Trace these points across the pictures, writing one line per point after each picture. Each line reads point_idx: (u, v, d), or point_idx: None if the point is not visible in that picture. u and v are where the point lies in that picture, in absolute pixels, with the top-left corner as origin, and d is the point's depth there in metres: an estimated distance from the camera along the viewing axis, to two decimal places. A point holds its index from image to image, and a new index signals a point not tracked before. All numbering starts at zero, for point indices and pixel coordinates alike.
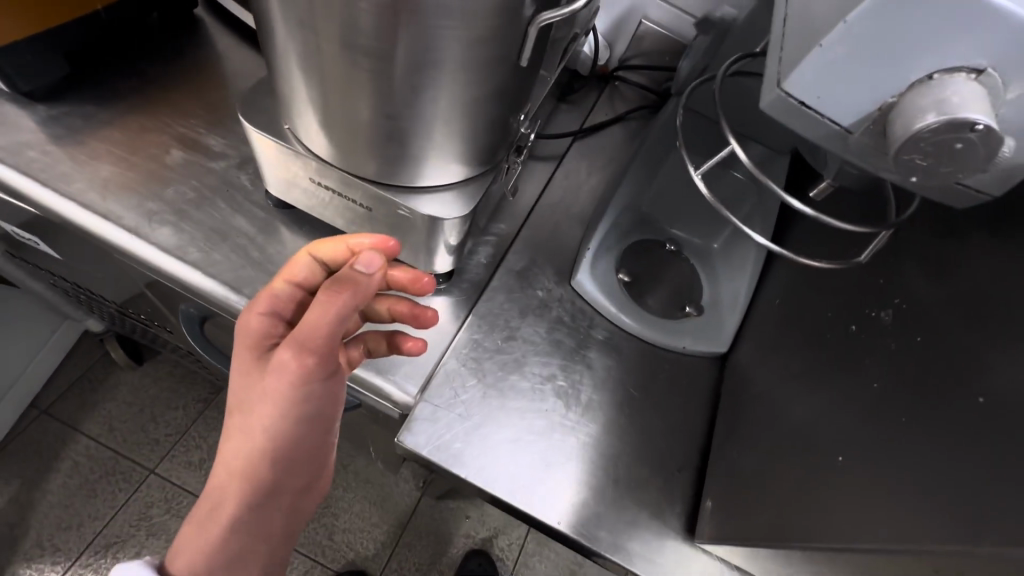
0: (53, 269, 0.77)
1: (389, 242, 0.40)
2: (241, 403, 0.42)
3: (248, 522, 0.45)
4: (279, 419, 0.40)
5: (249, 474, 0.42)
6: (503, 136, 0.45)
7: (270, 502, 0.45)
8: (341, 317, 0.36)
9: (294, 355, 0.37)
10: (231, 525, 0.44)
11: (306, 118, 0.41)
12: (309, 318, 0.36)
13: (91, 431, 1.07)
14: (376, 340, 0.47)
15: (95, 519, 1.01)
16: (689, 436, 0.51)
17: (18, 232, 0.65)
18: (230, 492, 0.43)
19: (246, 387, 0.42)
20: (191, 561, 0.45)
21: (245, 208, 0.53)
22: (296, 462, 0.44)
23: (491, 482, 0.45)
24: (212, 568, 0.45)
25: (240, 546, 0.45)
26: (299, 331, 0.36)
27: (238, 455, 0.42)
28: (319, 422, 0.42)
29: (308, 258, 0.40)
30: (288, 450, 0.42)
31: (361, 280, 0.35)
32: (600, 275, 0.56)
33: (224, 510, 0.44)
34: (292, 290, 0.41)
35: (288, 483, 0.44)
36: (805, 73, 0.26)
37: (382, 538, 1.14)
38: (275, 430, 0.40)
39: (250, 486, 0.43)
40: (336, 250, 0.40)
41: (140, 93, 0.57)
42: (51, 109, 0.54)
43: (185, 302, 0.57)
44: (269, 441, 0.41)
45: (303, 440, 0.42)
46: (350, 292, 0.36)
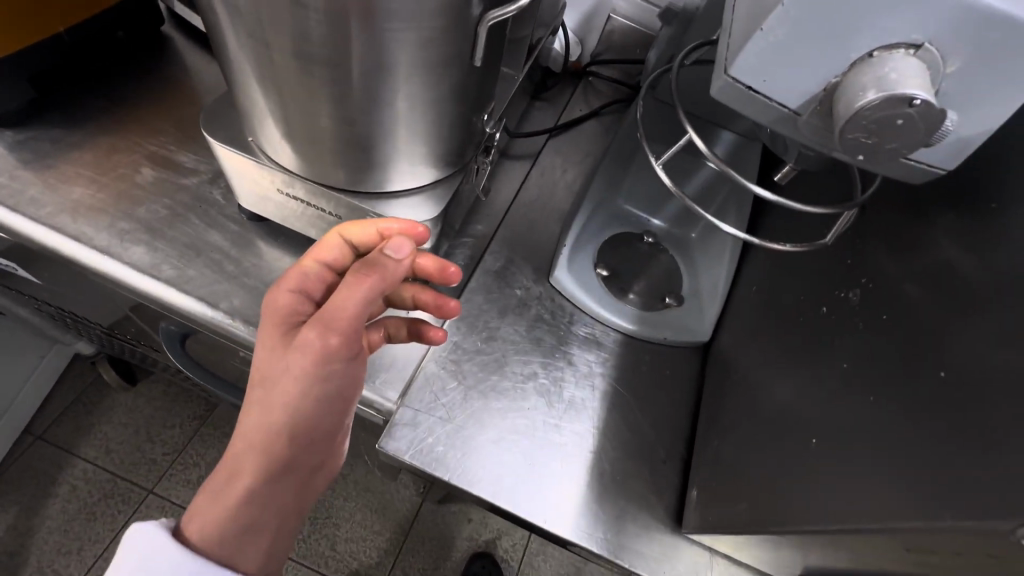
0: (36, 295, 0.77)
1: (418, 228, 0.42)
2: (264, 376, 0.39)
3: (260, 502, 0.42)
4: (303, 395, 0.38)
5: (266, 453, 0.40)
6: (468, 136, 0.45)
7: (281, 486, 0.42)
8: (368, 299, 0.36)
9: (319, 333, 0.37)
10: (240, 505, 0.41)
11: (268, 130, 0.41)
12: (338, 299, 0.36)
13: (88, 454, 1.07)
14: (396, 325, 0.47)
15: (96, 542, 1.00)
16: (674, 427, 0.51)
17: None
18: (244, 468, 0.40)
19: (267, 361, 0.39)
20: (201, 534, 0.41)
21: (219, 223, 0.53)
22: (315, 441, 0.42)
23: (475, 484, 0.45)
24: (222, 545, 0.41)
25: (246, 530, 0.42)
26: (325, 310, 0.36)
27: (256, 429, 0.39)
28: (340, 402, 0.41)
29: (341, 240, 0.42)
30: (308, 428, 0.40)
31: (388, 263, 0.37)
32: (577, 271, 0.55)
33: (233, 489, 0.41)
34: (323, 271, 0.41)
35: (303, 463, 0.42)
36: (749, 58, 0.26)
37: (384, 546, 1.14)
38: (298, 408, 0.38)
39: (265, 464, 0.40)
40: (366, 234, 0.42)
41: (109, 113, 0.57)
42: (19, 134, 0.54)
43: (164, 320, 0.57)
44: (290, 417, 0.38)
45: (322, 419, 0.40)
46: (377, 275, 0.36)
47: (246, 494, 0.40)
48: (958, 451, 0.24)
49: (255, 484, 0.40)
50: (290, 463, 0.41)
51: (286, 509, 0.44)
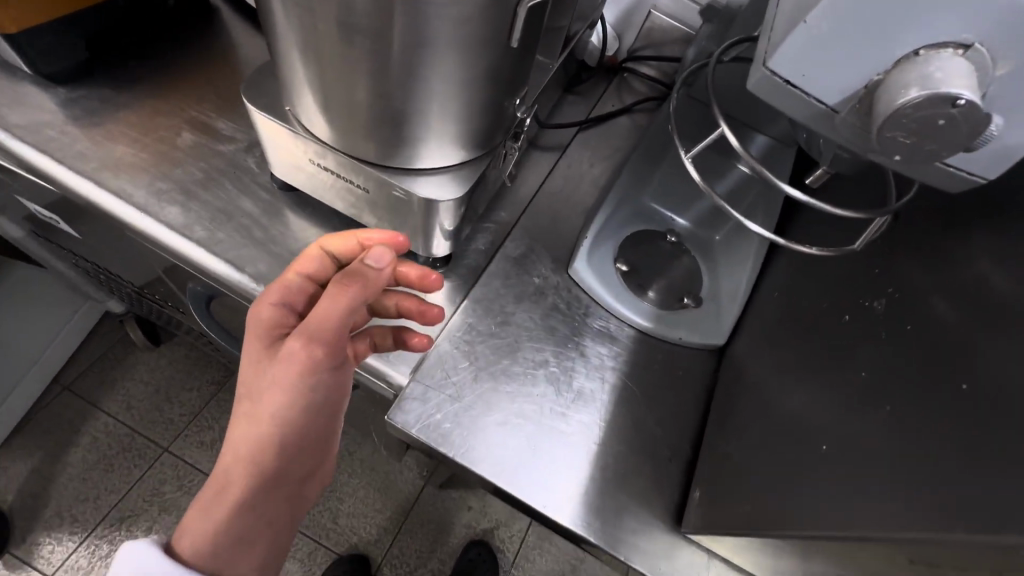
0: (76, 250, 0.80)
1: (398, 238, 0.44)
2: (252, 388, 0.43)
3: (252, 509, 0.45)
4: (291, 400, 0.42)
5: (257, 456, 0.43)
6: (498, 119, 0.45)
7: (272, 493, 0.46)
8: (350, 309, 0.40)
9: (303, 343, 0.40)
10: (236, 507, 0.44)
11: (305, 98, 0.42)
12: (319, 310, 0.40)
13: (110, 408, 1.11)
14: (382, 335, 0.49)
15: (112, 492, 1.04)
16: (682, 427, 0.51)
17: (41, 212, 0.67)
18: (237, 476, 0.44)
19: (258, 370, 0.43)
20: (196, 543, 0.44)
21: (251, 189, 0.55)
22: (302, 448, 0.45)
23: (478, 463, 0.46)
24: (216, 554, 0.44)
25: (240, 537, 0.45)
26: (309, 321, 0.40)
27: (247, 439, 0.43)
28: (326, 406, 0.44)
29: (321, 251, 0.45)
30: (295, 435, 0.44)
31: (369, 273, 0.39)
32: (596, 263, 0.55)
33: (228, 494, 0.44)
34: (304, 282, 0.45)
35: (293, 470, 0.46)
36: (789, 51, 0.26)
37: (384, 524, 1.16)
38: (284, 416, 0.42)
39: (257, 469, 0.44)
40: (347, 245, 0.45)
41: (156, 76, 0.59)
42: (71, 91, 0.56)
43: (193, 281, 0.59)
44: (277, 424, 0.42)
45: (309, 426, 0.44)
46: (357, 285, 0.39)
47: (240, 500, 0.44)
48: (973, 462, 0.24)
49: (248, 487, 0.44)
50: (281, 466, 0.44)
51: (278, 512, 0.47)
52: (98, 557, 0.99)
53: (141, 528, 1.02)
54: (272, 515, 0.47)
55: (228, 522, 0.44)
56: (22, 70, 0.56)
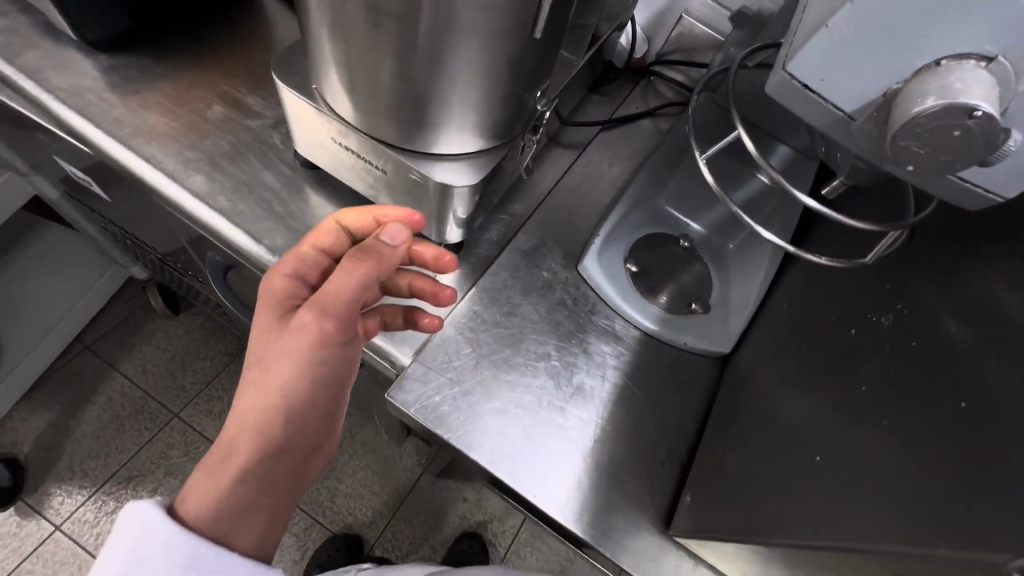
0: (106, 214, 0.83)
1: (414, 215, 0.46)
2: (262, 356, 0.45)
3: (255, 481, 0.44)
4: (302, 366, 0.43)
5: (265, 423, 0.44)
6: (519, 111, 0.46)
7: (275, 466, 0.46)
8: (366, 281, 0.41)
9: (315, 316, 0.42)
10: (238, 478, 0.43)
11: (331, 76, 0.43)
12: (332, 284, 0.41)
13: (127, 370, 1.15)
14: (393, 313, 0.49)
15: (122, 452, 1.08)
16: (679, 431, 0.51)
17: (76, 173, 0.70)
18: (243, 443, 0.44)
19: (268, 337, 0.45)
20: (194, 512, 0.43)
21: (275, 165, 0.56)
22: (309, 420, 0.46)
23: (472, 447, 0.46)
24: (213, 526, 0.42)
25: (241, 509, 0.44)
26: (322, 293, 0.42)
27: (257, 405, 0.44)
28: (334, 377, 0.46)
29: (337, 227, 0.47)
30: (303, 405, 0.45)
31: (384, 250, 0.42)
32: (606, 262, 0.55)
33: (232, 465, 0.44)
34: (319, 256, 0.46)
35: (298, 443, 0.46)
36: (810, 55, 0.26)
37: (380, 507, 1.17)
38: (295, 384, 0.44)
39: (264, 437, 0.44)
40: (362, 222, 0.47)
41: (192, 51, 0.61)
42: (112, 59, 0.59)
43: (212, 250, 0.61)
44: (287, 392, 0.44)
45: (318, 398, 0.46)
46: (372, 261, 0.41)
47: (244, 469, 0.44)
48: (966, 480, 0.24)
49: (252, 457, 0.44)
50: (287, 437, 0.45)
51: (281, 492, 0.46)
52: (104, 512, 1.03)
53: (147, 489, 1.06)
54: (275, 491, 0.46)
55: (229, 497, 0.43)
56: (67, 36, 0.58)
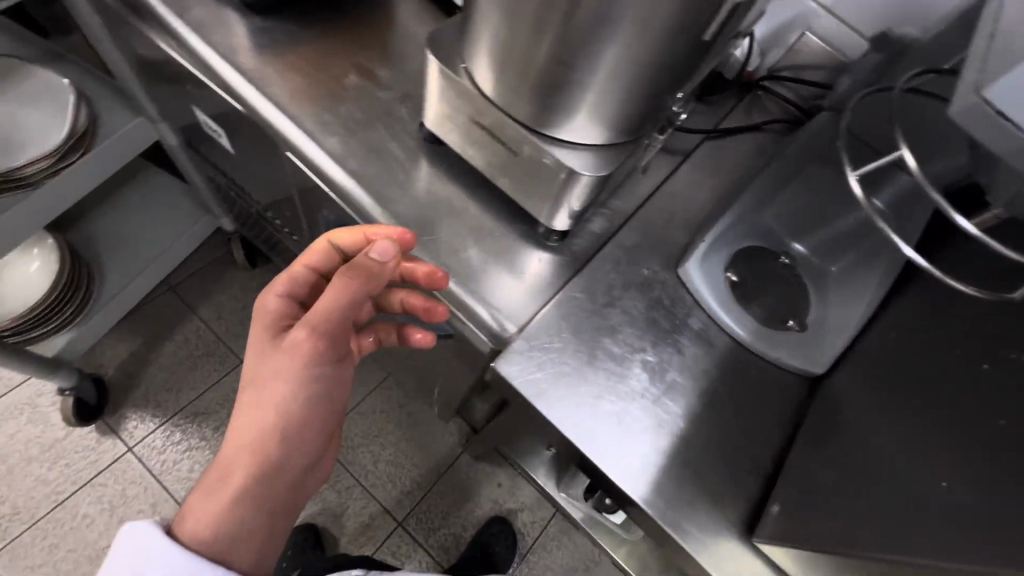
0: (219, 164, 0.89)
1: (406, 234, 0.51)
2: (256, 373, 0.52)
3: (253, 496, 0.51)
4: (292, 385, 0.51)
5: (262, 438, 0.51)
6: (655, 110, 0.47)
7: (273, 480, 0.53)
8: (355, 299, 0.49)
9: (306, 334, 0.50)
10: (238, 495, 0.51)
11: (484, 50, 0.45)
12: (321, 304, 0.49)
13: (203, 314, 1.23)
14: (386, 330, 0.64)
15: (192, 388, 1.16)
16: (764, 443, 0.51)
17: (207, 122, 0.74)
18: (240, 459, 0.51)
19: (260, 356, 0.53)
20: (198, 526, 0.50)
21: (400, 136, 0.59)
22: (302, 433, 0.53)
23: (567, 425, 0.48)
24: (216, 538, 0.49)
25: (242, 528, 0.50)
26: (311, 315, 0.49)
27: (253, 421, 0.52)
28: (322, 391, 0.54)
29: (327, 244, 0.55)
30: (298, 417, 0.53)
31: (374, 265, 0.48)
32: (708, 268, 0.56)
33: (231, 484, 0.51)
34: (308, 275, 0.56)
35: (293, 458, 0.53)
36: (1014, 81, 0.27)
37: (418, 480, 1.20)
38: (289, 396, 0.51)
39: (263, 452, 0.52)
40: (348, 240, 0.54)
41: (333, 21, 0.65)
42: (263, 22, 0.63)
43: (327, 210, 0.65)
44: (281, 404, 0.51)
45: (309, 410, 0.53)
46: (361, 277, 0.48)
47: (244, 484, 0.51)
48: None
49: (249, 474, 0.51)
50: (283, 450, 0.52)
51: (276, 507, 0.53)
52: (171, 441, 1.10)
53: (211, 426, 1.13)
54: (275, 503, 0.53)
55: (230, 516, 0.50)
56: None
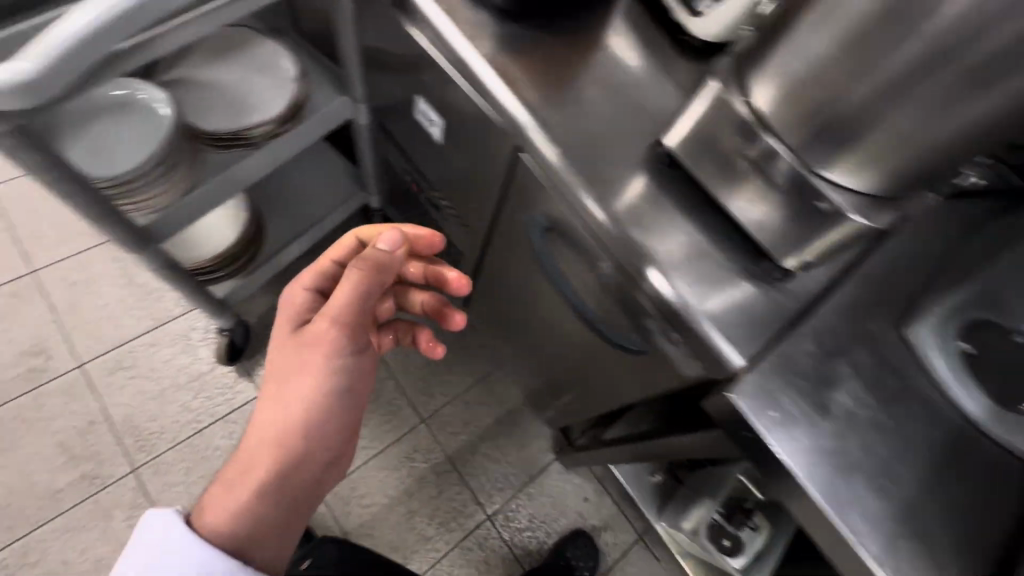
0: (402, 148, 0.93)
1: (434, 236, 0.71)
2: (283, 363, 0.63)
3: (276, 480, 0.60)
4: (316, 375, 0.62)
5: (290, 426, 0.61)
6: (945, 171, 0.46)
7: (294, 468, 0.62)
8: (368, 289, 0.61)
9: (327, 322, 0.61)
10: (262, 483, 0.59)
11: (782, 80, 0.46)
12: (338, 295, 0.61)
13: None
14: (403, 331, 0.83)
15: None
16: (992, 527, 0.49)
17: (425, 110, 0.76)
18: (271, 446, 0.61)
19: (285, 346, 0.64)
20: (223, 511, 0.58)
21: (631, 153, 0.61)
22: (324, 421, 0.63)
23: (800, 468, 0.48)
24: (239, 524, 0.57)
25: (266, 517, 0.58)
26: (332, 307, 0.61)
27: (281, 408, 0.62)
28: (345, 381, 0.64)
29: (353, 242, 0.70)
30: (319, 405, 0.63)
31: (381, 254, 0.61)
32: (941, 334, 0.54)
33: (256, 475, 0.60)
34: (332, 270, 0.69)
35: (316, 447, 0.63)
36: None
37: (510, 477, 1.22)
38: (314, 383, 0.62)
39: (287, 439, 0.61)
40: (355, 240, 0.71)
41: (570, 33, 0.67)
42: (508, 27, 0.66)
43: (536, 211, 0.67)
44: (310, 391, 0.62)
45: (330, 399, 0.63)
46: (375, 271, 0.61)
47: (271, 467, 0.60)
48: None
49: (276, 459, 0.61)
50: (305, 438, 0.62)
51: (297, 490, 0.62)
52: None
53: None
54: (295, 490, 0.62)
55: (251, 500, 0.58)
56: None
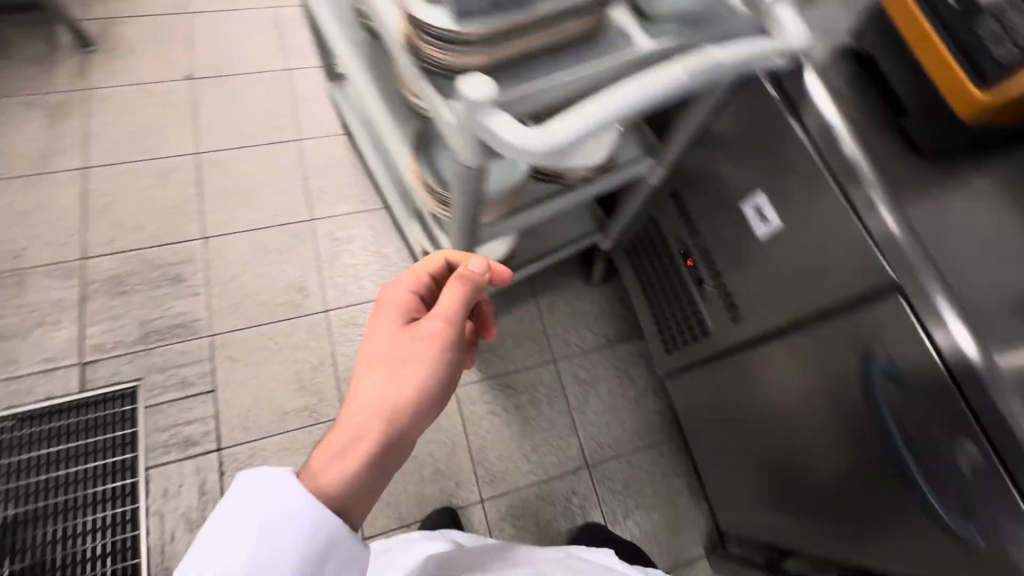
0: (692, 222, 0.96)
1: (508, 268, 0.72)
2: (385, 353, 0.63)
3: (373, 466, 0.55)
4: (420, 370, 0.62)
5: (391, 412, 0.58)
6: None
7: (387, 458, 0.57)
8: (474, 293, 0.66)
9: (441, 321, 0.64)
10: (362, 466, 0.54)
11: None
12: (452, 294, 0.65)
13: (541, 303, 1.37)
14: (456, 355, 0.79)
15: (513, 362, 1.31)
16: None
17: (762, 208, 0.77)
18: (371, 430, 0.57)
19: (380, 337, 0.65)
20: (326, 484, 0.52)
21: None
22: (418, 416, 0.60)
23: None
24: (340, 498, 0.52)
25: (357, 494, 0.53)
26: (446, 306, 0.65)
27: (379, 393, 0.59)
28: (443, 381, 0.63)
29: (445, 258, 0.74)
30: (418, 402, 0.60)
31: (483, 268, 0.67)
32: None
33: (355, 455, 0.55)
34: (426, 278, 0.72)
35: (407, 442, 0.59)
36: None
37: (656, 556, 1.19)
38: (421, 376, 0.61)
39: (388, 429, 0.58)
40: (449, 255, 0.74)
41: (981, 172, 0.61)
42: (915, 156, 0.63)
43: (883, 353, 0.64)
44: (415, 385, 0.61)
45: (427, 397, 0.61)
46: (482, 279, 0.66)
47: (369, 452, 0.55)
48: None
49: (376, 441, 0.57)
50: (404, 428, 0.59)
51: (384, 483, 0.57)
52: (485, 398, 1.27)
53: (514, 402, 1.27)
54: (383, 482, 0.57)
55: (354, 476, 0.53)
56: (881, 121, 0.65)
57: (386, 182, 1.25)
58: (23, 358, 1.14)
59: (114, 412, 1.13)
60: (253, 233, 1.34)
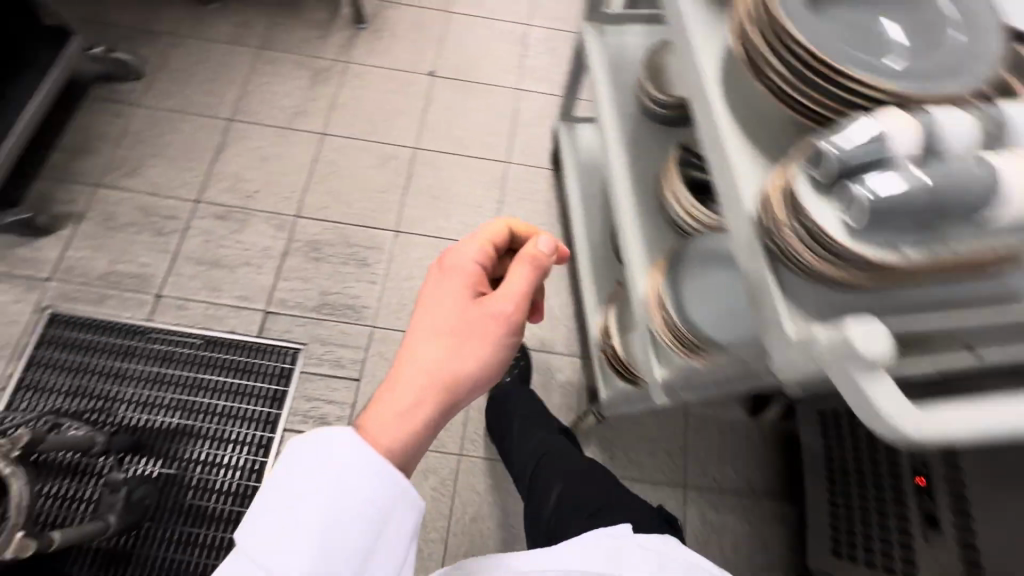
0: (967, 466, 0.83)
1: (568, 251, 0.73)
2: (447, 322, 0.62)
3: (433, 428, 0.57)
4: (481, 347, 0.61)
5: (451, 382, 0.58)
6: None
7: (443, 424, 0.58)
8: (538, 278, 0.66)
9: (512, 303, 0.64)
10: (424, 423, 0.56)
11: None
12: (520, 275, 0.65)
13: (691, 418, 1.23)
14: None
15: (641, 470, 1.19)
16: None
17: None
18: (432, 395, 0.57)
19: (441, 305, 0.63)
20: (391, 441, 0.53)
21: None
22: (474, 389, 0.61)
23: None
24: (405, 452, 0.54)
25: (418, 451, 0.55)
26: (513, 284, 0.64)
27: (441, 362, 0.59)
28: (500, 361, 0.63)
29: (508, 228, 0.70)
30: (478, 375, 0.60)
31: (549, 254, 0.67)
32: None
33: (417, 416, 0.56)
34: (492, 250, 0.69)
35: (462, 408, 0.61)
36: None
37: None
38: (483, 352, 0.61)
39: (447, 397, 0.58)
40: (518, 228, 0.71)
41: None
42: None
43: None
44: (476, 356, 0.60)
45: (486, 372, 0.62)
46: (546, 265, 0.67)
47: (430, 415, 0.56)
48: None
49: (435, 405, 0.57)
50: (461, 398, 0.60)
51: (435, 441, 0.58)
52: None
53: None
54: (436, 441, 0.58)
55: (416, 435, 0.55)
56: None
57: (584, 244, 1.20)
58: (224, 289, 1.27)
59: (275, 364, 1.22)
60: (437, 239, 1.36)
